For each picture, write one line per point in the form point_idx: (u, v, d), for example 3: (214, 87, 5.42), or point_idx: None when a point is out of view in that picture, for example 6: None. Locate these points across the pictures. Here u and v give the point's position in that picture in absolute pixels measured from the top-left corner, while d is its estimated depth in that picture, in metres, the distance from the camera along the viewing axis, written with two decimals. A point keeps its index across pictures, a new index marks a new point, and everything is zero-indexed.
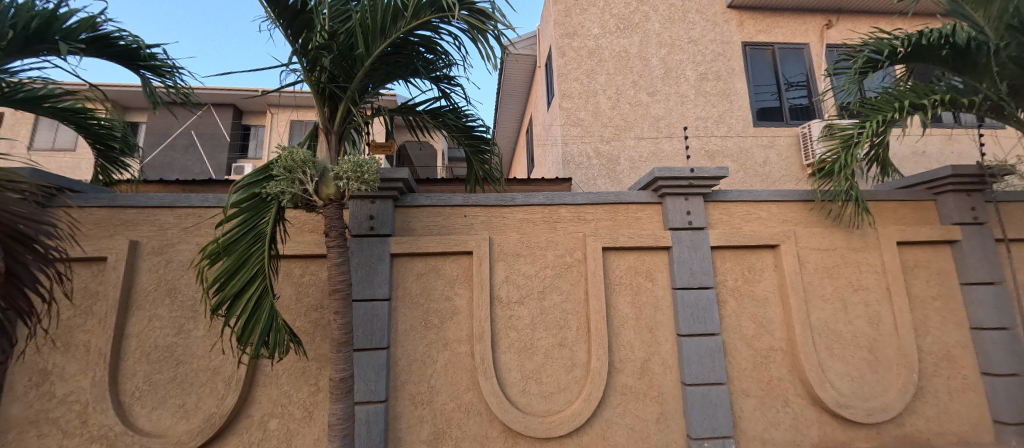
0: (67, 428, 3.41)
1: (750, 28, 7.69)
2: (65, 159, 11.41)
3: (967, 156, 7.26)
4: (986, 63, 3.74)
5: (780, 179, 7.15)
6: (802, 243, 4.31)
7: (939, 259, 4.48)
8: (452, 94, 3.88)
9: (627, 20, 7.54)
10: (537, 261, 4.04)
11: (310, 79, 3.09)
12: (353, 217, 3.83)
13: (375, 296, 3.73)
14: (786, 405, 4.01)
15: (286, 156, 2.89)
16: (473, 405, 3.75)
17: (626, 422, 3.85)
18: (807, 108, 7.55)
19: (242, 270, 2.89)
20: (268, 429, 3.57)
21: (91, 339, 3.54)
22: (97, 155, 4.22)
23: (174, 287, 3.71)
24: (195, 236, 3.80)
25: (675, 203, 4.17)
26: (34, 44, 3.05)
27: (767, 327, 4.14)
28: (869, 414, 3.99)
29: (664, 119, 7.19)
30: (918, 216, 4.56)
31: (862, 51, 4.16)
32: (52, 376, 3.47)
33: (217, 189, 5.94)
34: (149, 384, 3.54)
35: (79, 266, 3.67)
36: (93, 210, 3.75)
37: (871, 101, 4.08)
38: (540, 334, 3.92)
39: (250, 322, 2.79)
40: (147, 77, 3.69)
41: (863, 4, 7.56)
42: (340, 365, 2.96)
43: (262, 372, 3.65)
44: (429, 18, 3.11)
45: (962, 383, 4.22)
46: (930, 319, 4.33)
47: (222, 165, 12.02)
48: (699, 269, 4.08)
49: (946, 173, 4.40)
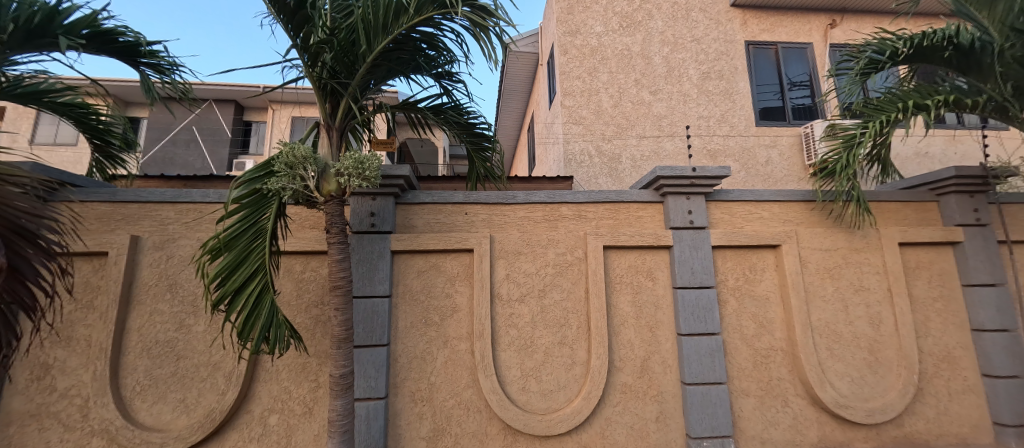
0: (68, 422, 3.42)
1: (754, 27, 7.66)
2: (67, 154, 11.43)
3: (971, 157, 7.24)
4: (991, 63, 3.71)
5: (782, 179, 7.14)
6: (803, 243, 4.30)
7: (941, 260, 4.47)
8: (453, 91, 3.87)
9: (629, 18, 7.51)
10: (538, 259, 4.03)
11: (310, 75, 3.11)
12: (353, 213, 3.83)
13: (375, 293, 3.73)
14: (785, 405, 4.01)
15: (287, 152, 2.88)
16: (473, 402, 3.75)
17: (625, 421, 3.86)
18: (810, 108, 7.52)
19: (242, 266, 2.89)
20: (268, 424, 3.58)
21: (92, 333, 3.55)
22: (95, 151, 4.20)
23: (175, 282, 3.71)
24: (196, 232, 3.80)
25: (676, 202, 4.16)
26: (36, 38, 3.04)
27: (767, 327, 4.14)
28: (868, 415, 3.98)
29: (666, 118, 7.18)
30: (920, 217, 4.55)
31: (865, 51, 4.14)
32: (54, 370, 3.49)
33: (217, 184, 5.95)
34: (150, 378, 3.55)
35: (80, 261, 3.68)
36: (95, 204, 3.75)
37: (874, 101, 4.07)
38: (540, 333, 3.92)
39: (250, 318, 2.80)
40: (147, 74, 3.68)
41: (867, 3, 7.52)
42: (340, 361, 2.96)
43: (263, 368, 3.66)
44: (431, 14, 3.09)
45: (962, 385, 4.22)
46: (931, 321, 4.32)
47: (224, 161, 12.06)
48: (700, 269, 4.08)
49: (949, 174, 4.38)
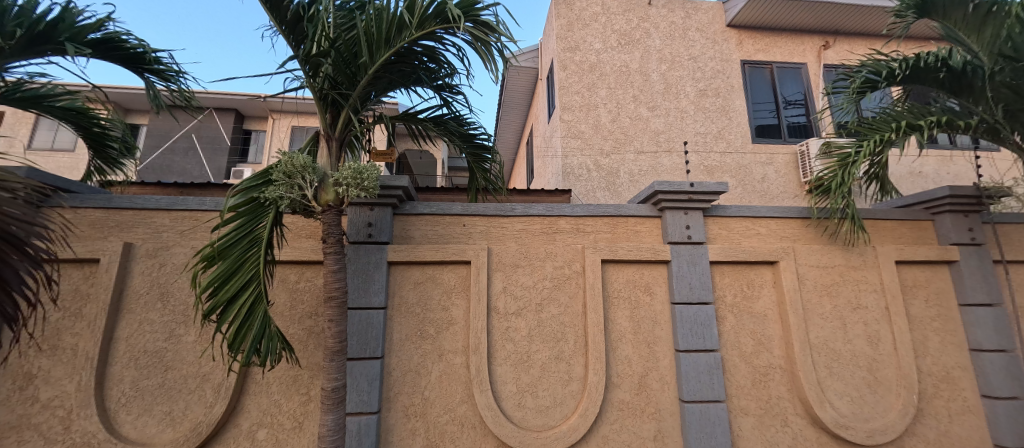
0: (49, 435, 3.31)
1: (749, 46, 7.81)
2: (64, 159, 11.37)
3: (964, 177, 7.38)
4: (981, 86, 3.78)
5: (778, 196, 7.20)
6: (801, 260, 4.30)
7: (937, 279, 4.48)
8: (454, 103, 3.88)
9: (627, 35, 7.64)
10: (536, 273, 4.01)
11: (311, 85, 3.12)
12: (351, 223, 3.80)
13: (371, 304, 3.68)
14: (785, 424, 3.95)
15: (286, 160, 2.89)
16: (468, 418, 3.68)
17: (622, 439, 3.78)
18: (805, 126, 7.63)
19: (236, 275, 2.85)
20: (256, 439, 3.48)
21: (79, 342, 3.47)
22: (93, 156, 4.17)
23: (167, 291, 3.65)
24: (190, 240, 3.76)
25: (674, 217, 4.17)
26: (39, 45, 3.05)
27: (766, 344, 4.10)
28: (868, 436, 3.93)
29: (664, 134, 7.24)
30: (916, 235, 4.57)
31: (861, 71, 4.18)
32: (37, 380, 3.39)
33: (215, 191, 5.94)
34: (136, 390, 3.46)
35: (70, 268, 3.61)
36: (89, 210, 3.70)
37: (869, 120, 4.11)
38: (537, 347, 3.87)
39: (243, 328, 2.74)
40: (151, 81, 3.68)
41: (859, 26, 7.68)
42: (333, 375, 2.90)
43: (252, 380, 3.58)
44: (434, 28, 3.11)
45: (962, 406, 4.18)
46: (929, 340, 4.30)
47: (222, 168, 11.97)
48: (698, 284, 4.06)
49: (944, 194, 4.43)
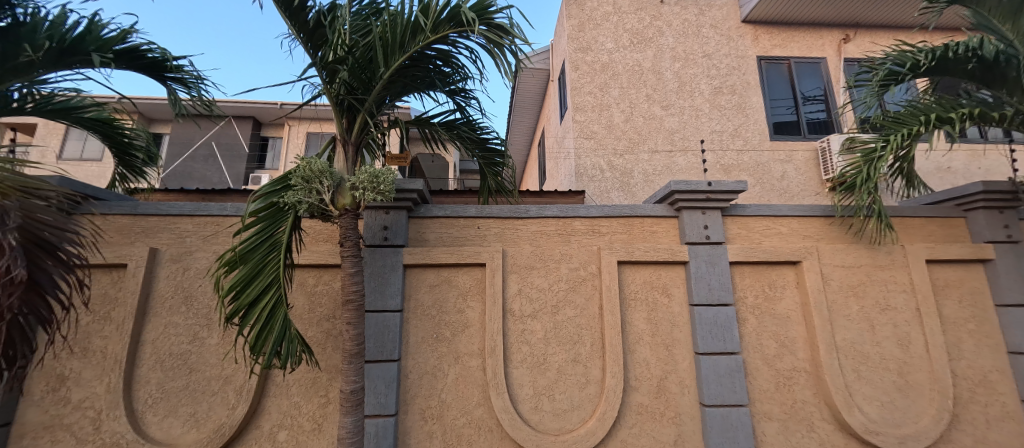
0: (80, 435, 3.42)
1: (766, 42, 7.65)
2: (92, 168, 11.80)
3: (997, 172, 7.08)
4: (1016, 76, 3.63)
5: (799, 194, 7.01)
6: (825, 260, 4.18)
7: (971, 279, 4.30)
8: (467, 107, 3.89)
9: (640, 34, 7.55)
10: (551, 274, 3.98)
11: (328, 91, 3.15)
12: (367, 227, 3.84)
13: (387, 307, 3.71)
14: (811, 429, 3.84)
15: (304, 166, 2.92)
16: (485, 421, 3.67)
17: (641, 443, 3.72)
18: (825, 122, 7.44)
19: (256, 279, 2.90)
20: (277, 440, 3.53)
21: (108, 345, 3.58)
22: (119, 164, 4.29)
23: (191, 295, 3.74)
24: (212, 245, 3.84)
25: (692, 217, 4.09)
26: (68, 57, 3.15)
27: (790, 346, 4.00)
28: (900, 442, 3.79)
29: (679, 133, 7.14)
30: (947, 233, 4.40)
31: (884, 63, 4.04)
32: (69, 382, 3.50)
33: (233, 196, 6.06)
34: (162, 392, 3.55)
35: (99, 272, 3.73)
36: (117, 217, 3.82)
37: (895, 114, 3.95)
38: (553, 350, 3.84)
39: (264, 331, 2.78)
40: (174, 88, 3.77)
41: (881, 17, 7.45)
42: (351, 377, 2.92)
43: (273, 382, 3.64)
44: (448, 32, 3.12)
45: (1000, 411, 3.99)
46: (963, 342, 4.13)
47: (241, 175, 12.27)
48: (718, 285, 3.98)
49: (977, 190, 4.25)
